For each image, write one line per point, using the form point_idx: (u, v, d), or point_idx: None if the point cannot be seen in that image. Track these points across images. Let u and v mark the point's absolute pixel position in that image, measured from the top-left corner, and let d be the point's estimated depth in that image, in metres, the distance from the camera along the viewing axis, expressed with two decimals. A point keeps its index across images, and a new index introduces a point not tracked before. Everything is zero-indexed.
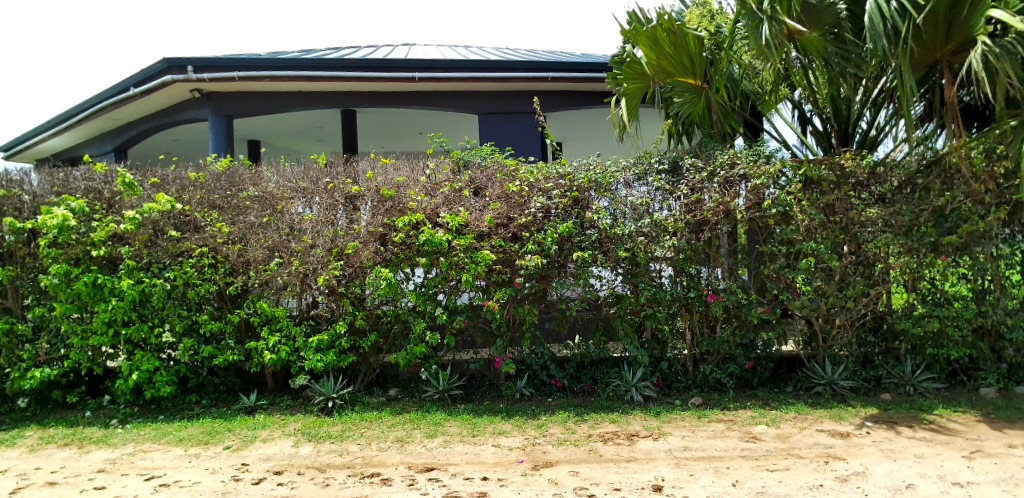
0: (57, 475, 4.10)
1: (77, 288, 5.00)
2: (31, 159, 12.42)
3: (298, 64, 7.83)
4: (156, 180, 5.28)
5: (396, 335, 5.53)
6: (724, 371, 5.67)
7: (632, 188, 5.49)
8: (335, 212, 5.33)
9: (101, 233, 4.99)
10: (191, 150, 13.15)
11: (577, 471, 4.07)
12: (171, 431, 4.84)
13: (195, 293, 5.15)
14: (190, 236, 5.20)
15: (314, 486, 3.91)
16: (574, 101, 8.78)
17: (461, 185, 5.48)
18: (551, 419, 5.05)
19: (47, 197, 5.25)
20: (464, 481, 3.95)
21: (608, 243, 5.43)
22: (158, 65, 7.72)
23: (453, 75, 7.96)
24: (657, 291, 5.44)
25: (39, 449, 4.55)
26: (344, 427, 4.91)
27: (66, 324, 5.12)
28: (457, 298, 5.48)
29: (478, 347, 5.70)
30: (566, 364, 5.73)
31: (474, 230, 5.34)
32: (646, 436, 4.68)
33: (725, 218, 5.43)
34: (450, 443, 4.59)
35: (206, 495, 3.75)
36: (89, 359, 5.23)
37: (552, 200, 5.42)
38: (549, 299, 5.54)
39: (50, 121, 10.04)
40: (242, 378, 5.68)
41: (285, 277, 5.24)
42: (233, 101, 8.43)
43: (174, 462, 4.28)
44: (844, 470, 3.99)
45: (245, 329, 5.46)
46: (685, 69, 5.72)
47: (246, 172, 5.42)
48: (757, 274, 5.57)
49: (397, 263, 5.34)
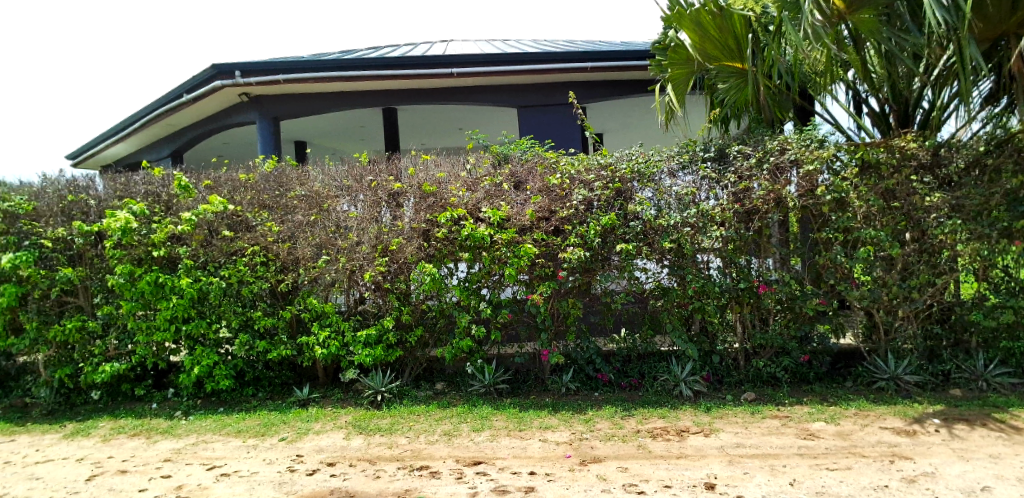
0: (128, 464, 4.36)
1: (141, 287, 5.22)
2: (95, 165, 13.09)
3: (340, 65, 7.90)
4: (209, 183, 5.47)
5: (442, 329, 5.61)
6: (777, 365, 5.49)
7: (677, 178, 5.39)
8: (379, 209, 5.42)
9: (161, 234, 5.21)
10: (242, 151, 13.61)
11: (625, 467, 4.01)
12: (230, 423, 5.06)
13: (248, 290, 5.32)
14: (243, 235, 5.38)
15: (364, 477, 4.01)
16: (611, 91, 8.62)
17: (502, 179, 5.49)
18: (598, 413, 5.01)
19: (111, 201, 5.47)
20: (512, 475, 3.96)
21: (653, 234, 5.33)
22: (208, 71, 7.91)
23: (491, 71, 7.88)
24: (705, 283, 5.31)
25: (110, 439, 4.85)
26: (393, 420, 5.01)
27: (133, 321, 5.35)
28: (501, 293, 5.49)
29: (523, 341, 5.67)
30: (612, 358, 5.72)
31: (515, 224, 5.33)
32: (696, 432, 4.57)
33: (776, 207, 5.23)
34: (497, 436, 4.62)
35: (264, 485, 3.92)
36: (154, 355, 5.46)
37: (595, 192, 5.36)
38: (593, 292, 5.52)
39: (113, 129, 10.56)
40: (295, 371, 5.85)
41: (333, 274, 5.32)
42: (280, 103, 8.66)
43: (233, 453, 4.49)
44: (911, 471, 3.77)
45: (296, 325, 5.60)
46: (732, 51, 5.50)
47: (293, 172, 5.56)
48: (811, 264, 5.35)
49: (441, 259, 5.41)
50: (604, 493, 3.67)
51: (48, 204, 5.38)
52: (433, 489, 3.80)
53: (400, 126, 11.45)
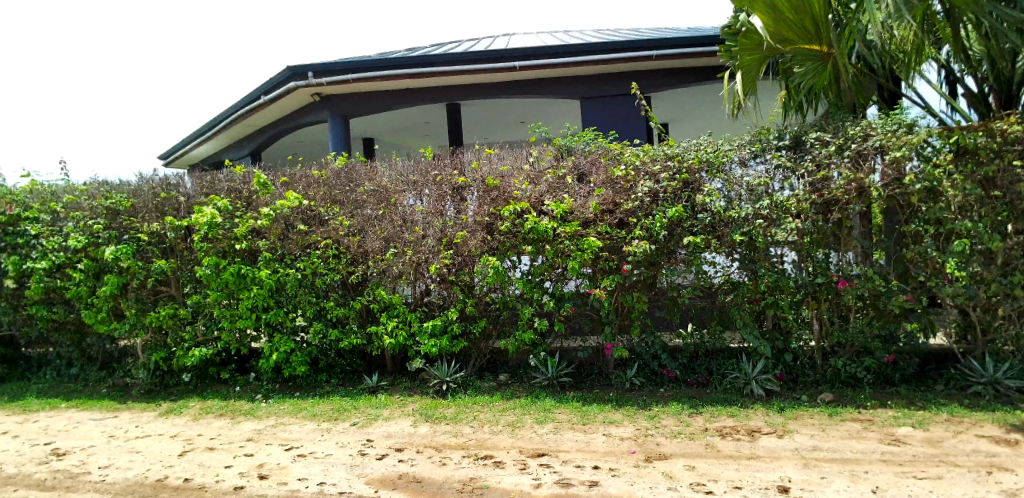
0: (216, 441, 4.70)
1: (225, 278, 5.58)
2: (184, 164, 14.00)
3: (406, 63, 8.07)
4: (285, 179, 5.76)
5: (505, 322, 5.68)
6: (858, 365, 5.17)
7: (749, 167, 5.17)
8: (444, 203, 5.53)
9: (242, 228, 5.56)
10: (315, 149, 14.16)
11: (693, 465, 3.91)
12: (306, 407, 5.35)
13: (322, 281, 5.59)
14: (316, 229, 5.64)
15: (431, 464, 4.13)
16: (678, 79, 8.40)
17: (565, 171, 5.45)
18: (664, 410, 4.91)
19: (199, 198, 5.88)
20: (575, 468, 3.96)
21: (722, 226, 5.16)
22: (284, 73, 8.28)
23: (554, 62, 7.81)
24: (779, 277, 5.07)
25: (200, 418, 5.24)
26: (458, 410, 5.12)
27: (218, 309, 5.72)
28: (564, 286, 5.50)
29: (586, 334, 5.63)
30: (678, 354, 5.57)
31: (578, 217, 5.29)
32: (768, 433, 4.39)
33: (858, 197, 4.92)
34: (561, 429, 4.63)
35: (338, 467, 4.12)
36: (237, 341, 5.81)
37: (661, 184, 5.23)
38: (658, 286, 5.39)
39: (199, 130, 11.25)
40: (365, 359, 6.08)
41: (400, 266, 5.49)
42: (351, 102, 8.98)
43: (309, 435, 4.74)
44: (1011, 484, 3.47)
45: (366, 315, 5.83)
46: (810, 34, 5.14)
47: (362, 168, 5.75)
48: (897, 258, 5.00)
49: (504, 252, 5.44)
50: (670, 491, 3.60)
51: (144, 201, 5.85)
52: (498, 479, 3.86)
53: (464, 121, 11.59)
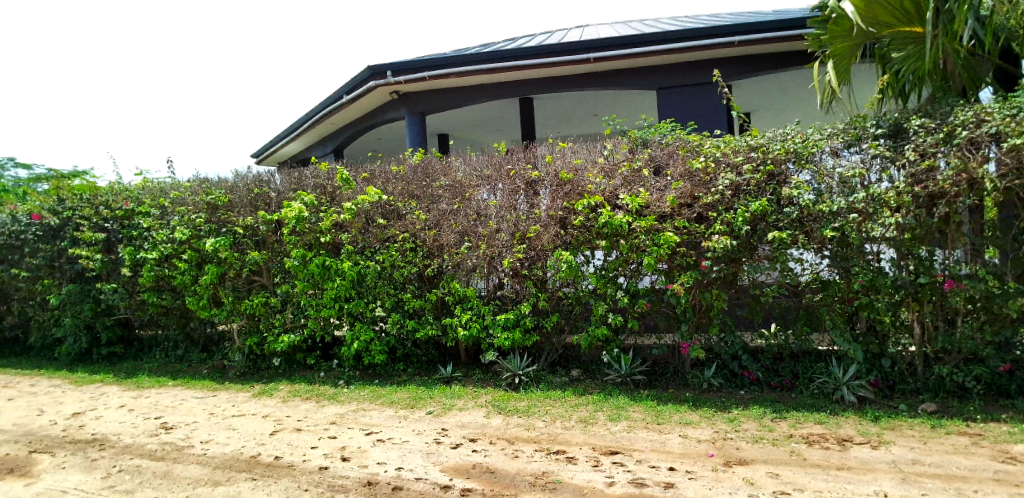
0: (303, 423, 5.00)
1: (312, 269, 5.91)
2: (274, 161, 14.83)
3: (480, 59, 8.15)
4: (366, 176, 6.01)
5: (578, 317, 5.63)
6: (966, 373, 4.72)
7: (842, 157, 4.83)
8: (517, 197, 5.57)
9: (326, 222, 5.85)
10: (395, 145, 14.58)
11: (776, 473, 3.72)
12: (384, 394, 5.57)
13: (399, 274, 5.78)
14: (394, 223, 5.83)
15: (504, 455, 4.18)
16: (763, 65, 7.99)
17: (641, 164, 5.31)
18: (744, 413, 4.70)
19: (288, 194, 6.23)
20: (650, 468, 3.87)
21: (811, 222, 4.84)
22: (364, 73, 8.59)
23: (629, 53, 7.62)
24: (875, 277, 4.73)
25: (289, 400, 5.58)
26: (530, 403, 5.15)
27: (305, 298, 6.07)
28: (639, 282, 5.35)
29: (661, 332, 5.46)
30: (760, 355, 5.30)
31: (655, 211, 5.14)
32: (861, 442, 4.10)
33: (969, 189, 4.46)
34: (634, 428, 4.54)
35: (414, 454, 4.26)
36: (321, 328, 6.13)
37: (743, 176, 4.99)
38: (739, 284, 5.14)
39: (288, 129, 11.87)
40: (440, 350, 6.23)
41: (474, 260, 5.58)
42: (428, 99, 9.19)
43: (387, 421, 4.93)
44: None
45: (441, 307, 5.97)
46: (909, 16, 4.76)
47: (438, 164, 5.88)
48: (1016, 257, 4.53)
49: (577, 246, 5.40)
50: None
51: (240, 196, 6.29)
52: (570, 474, 3.84)
53: (541, 115, 11.57)
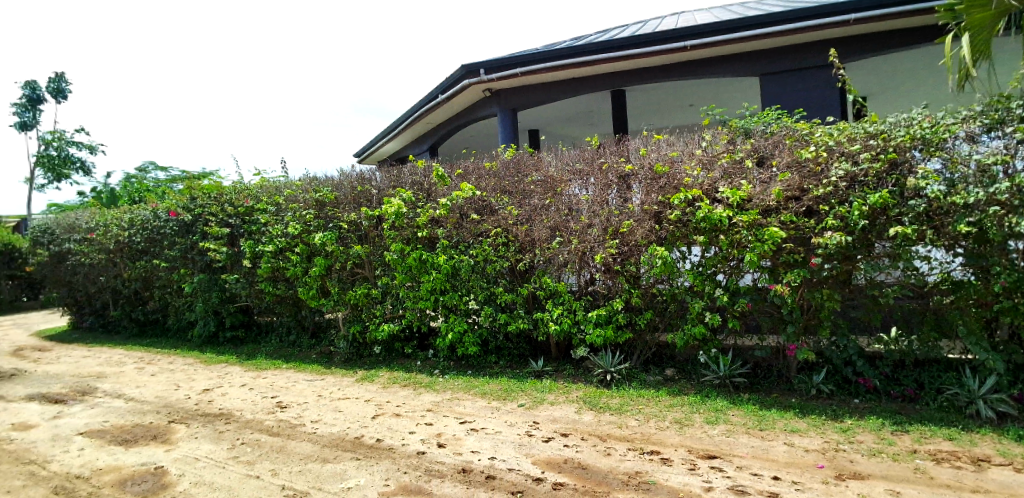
0: (402, 409, 5.24)
1: (410, 263, 6.13)
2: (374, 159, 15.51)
3: (572, 52, 8.06)
4: (461, 172, 6.16)
5: (673, 315, 5.42)
6: None
7: (979, 143, 4.29)
8: (609, 191, 5.46)
9: (423, 217, 6.09)
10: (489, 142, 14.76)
11: (897, 491, 3.39)
12: (477, 385, 5.70)
13: (492, 268, 5.86)
14: (487, 218, 5.94)
15: (596, 452, 4.14)
16: (885, 43, 7.29)
17: (742, 155, 5.02)
18: (858, 424, 4.32)
19: (387, 190, 6.52)
20: (751, 476, 3.66)
21: (941, 215, 4.34)
22: (459, 72, 8.79)
23: (729, 38, 7.20)
24: (1021, 277, 4.17)
25: (389, 386, 5.87)
26: (623, 401, 5.05)
27: (404, 290, 6.34)
28: (740, 279, 5.06)
29: (764, 333, 5.14)
30: (878, 361, 4.83)
31: (758, 205, 4.81)
32: (1002, 464, 3.64)
33: None
34: (733, 433, 4.32)
35: (507, 445, 4.33)
36: (418, 319, 6.39)
37: (860, 165, 4.55)
38: (854, 283, 4.72)
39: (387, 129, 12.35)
40: (531, 344, 6.27)
41: (565, 255, 5.55)
42: (521, 95, 9.22)
43: (481, 411, 5.04)
44: None
45: (533, 301, 5.98)
46: None
47: (530, 159, 5.92)
48: None
49: (672, 242, 5.19)
50: None
51: (345, 194, 6.68)
52: (665, 476, 3.73)
53: (639, 106, 11.27)
